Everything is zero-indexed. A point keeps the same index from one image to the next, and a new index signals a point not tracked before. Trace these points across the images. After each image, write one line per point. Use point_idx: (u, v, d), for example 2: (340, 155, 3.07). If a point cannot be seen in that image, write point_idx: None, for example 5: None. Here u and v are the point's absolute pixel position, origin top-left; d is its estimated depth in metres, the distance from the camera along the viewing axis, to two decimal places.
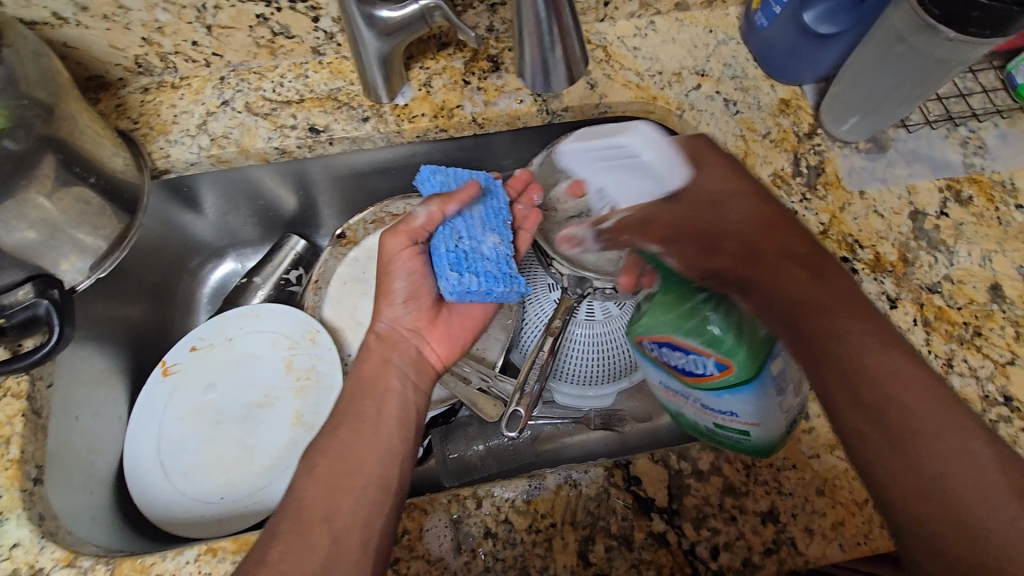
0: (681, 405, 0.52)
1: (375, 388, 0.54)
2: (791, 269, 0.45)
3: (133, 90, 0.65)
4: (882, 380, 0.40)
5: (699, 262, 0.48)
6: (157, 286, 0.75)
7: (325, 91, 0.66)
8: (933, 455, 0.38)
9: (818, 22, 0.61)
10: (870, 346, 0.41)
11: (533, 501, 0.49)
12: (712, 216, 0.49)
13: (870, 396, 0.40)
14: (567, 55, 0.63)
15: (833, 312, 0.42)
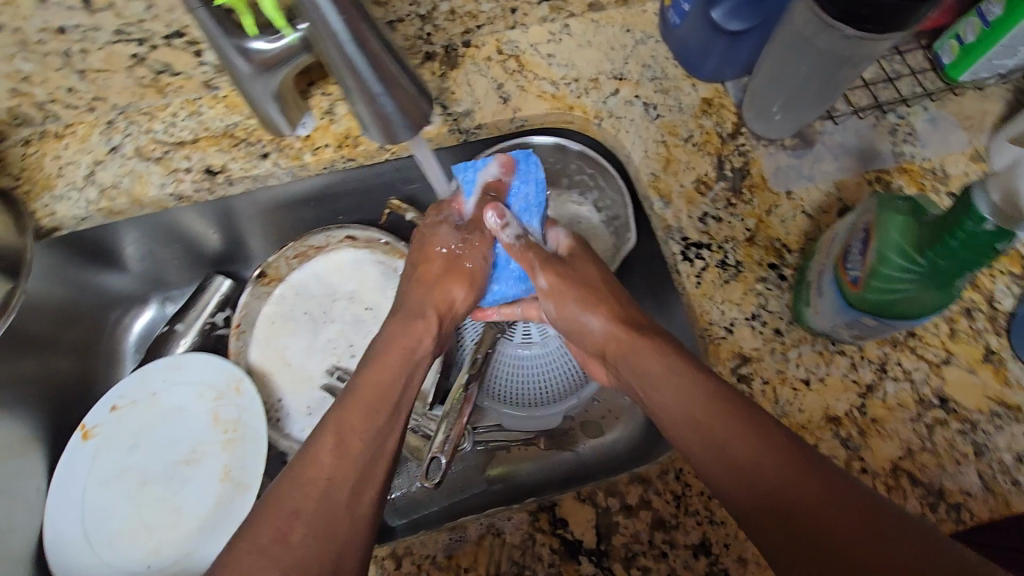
0: (826, 259, 0.51)
1: (388, 357, 0.50)
2: (716, 435, 0.41)
3: (13, 142, 0.61)
4: (795, 481, 0.37)
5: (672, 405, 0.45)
6: (75, 342, 0.71)
7: (220, 128, 0.62)
8: (779, 490, 0.37)
9: (727, 19, 0.58)
10: (707, 417, 0.42)
11: (455, 556, 0.47)
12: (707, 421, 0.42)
13: (738, 458, 0.40)
14: (403, 100, 0.52)
15: (702, 393, 0.43)
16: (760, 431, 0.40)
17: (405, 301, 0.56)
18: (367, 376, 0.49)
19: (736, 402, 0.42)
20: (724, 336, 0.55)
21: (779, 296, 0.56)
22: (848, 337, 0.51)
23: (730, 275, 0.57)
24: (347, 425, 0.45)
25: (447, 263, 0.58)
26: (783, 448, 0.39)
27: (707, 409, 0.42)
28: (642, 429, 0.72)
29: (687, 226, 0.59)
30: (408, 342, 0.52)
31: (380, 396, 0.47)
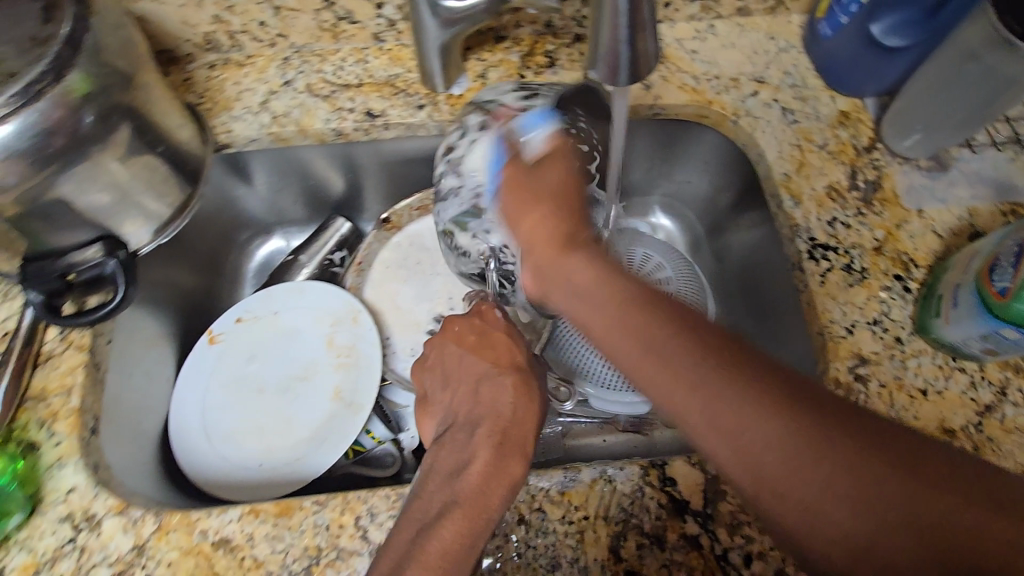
0: (962, 273, 0.53)
1: (465, 484, 0.43)
2: (779, 465, 0.34)
3: (201, 65, 0.67)
4: (889, 493, 0.33)
5: (715, 438, 0.36)
6: (210, 258, 0.77)
7: (383, 77, 0.67)
8: (917, 542, 0.32)
9: (886, 35, 0.60)
10: (798, 462, 0.34)
11: (567, 493, 0.50)
12: (757, 451, 0.35)
13: (767, 445, 0.35)
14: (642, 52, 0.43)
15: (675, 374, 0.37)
16: (814, 443, 0.34)
17: (459, 418, 0.49)
18: (434, 471, 0.45)
19: (835, 434, 0.34)
20: (843, 336, 0.56)
21: (902, 306, 0.57)
22: (978, 351, 0.52)
23: (855, 279, 0.58)
24: (428, 556, 0.40)
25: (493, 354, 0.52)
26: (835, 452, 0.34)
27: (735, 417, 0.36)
28: None
29: (816, 227, 0.61)
30: (514, 483, 0.44)
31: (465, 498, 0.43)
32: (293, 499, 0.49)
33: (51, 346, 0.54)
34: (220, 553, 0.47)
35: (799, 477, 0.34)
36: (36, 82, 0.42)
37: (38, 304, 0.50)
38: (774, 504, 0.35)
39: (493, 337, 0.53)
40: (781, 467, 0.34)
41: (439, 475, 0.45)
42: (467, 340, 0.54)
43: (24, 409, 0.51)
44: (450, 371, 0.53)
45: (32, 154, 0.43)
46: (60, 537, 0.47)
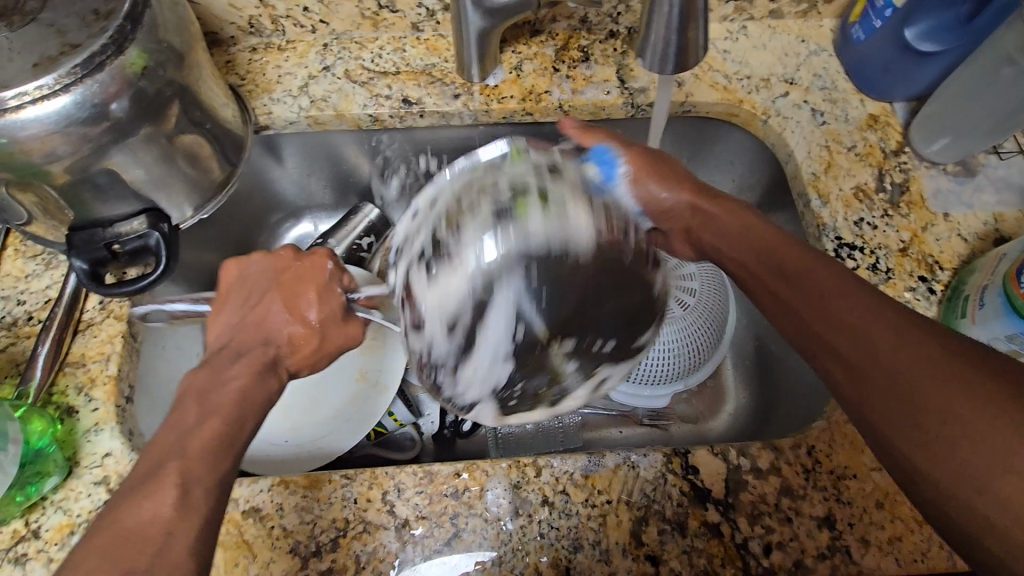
0: (988, 275, 0.53)
1: (178, 463, 0.37)
2: (881, 318, 0.40)
3: (242, 48, 0.69)
4: (949, 367, 0.37)
5: (793, 302, 0.44)
6: (239, 239, 0.78)
7: (420, 66, 0.69)
8: (942, 392, 0.36)
9: (920, 39, 0.61)
10: (899, 332, 0.39)
11: (590, 477, 0.50)
12: (830, 304, 0.42)
13: (859, 359, 0.40)
14: (691, 41, 0.45)
15: (833, 302, 0.42)
16: (896, 333, 0.39)
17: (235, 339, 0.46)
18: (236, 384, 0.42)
19: (896, 319, 0.40)
20: None
21: (926, 307, 0.58)
22: None
23: (880, 279, 0.59)
24: (158, 498, 0.35)
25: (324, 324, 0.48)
26: (929, 345, 0.38)
27: (878, 334, 0.39)
28: (742, 421, 0.74)
29: (843, 227, 0.62)
30: (242, 425, 0.40)
31: (219, 428, 0.39)
32: (321, 472, 0.50)
33: (91, 314, 0.55)
34: (250, 521, 0.48)
35: (892, 330, 0.39)
36: (98, 54, 0.44)
37: (82, 271, 0.51)
38: (836, 373, 0.41)
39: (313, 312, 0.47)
40: (845, 319, 0.41)
41: (175, 451, 0.38)
42: (306, 314, 0.47)
43: (64, 374, 0.52)
44: (247, 316, 0.47)
45: (89, 123, 0.44)
46: (95, 499, 0.48)
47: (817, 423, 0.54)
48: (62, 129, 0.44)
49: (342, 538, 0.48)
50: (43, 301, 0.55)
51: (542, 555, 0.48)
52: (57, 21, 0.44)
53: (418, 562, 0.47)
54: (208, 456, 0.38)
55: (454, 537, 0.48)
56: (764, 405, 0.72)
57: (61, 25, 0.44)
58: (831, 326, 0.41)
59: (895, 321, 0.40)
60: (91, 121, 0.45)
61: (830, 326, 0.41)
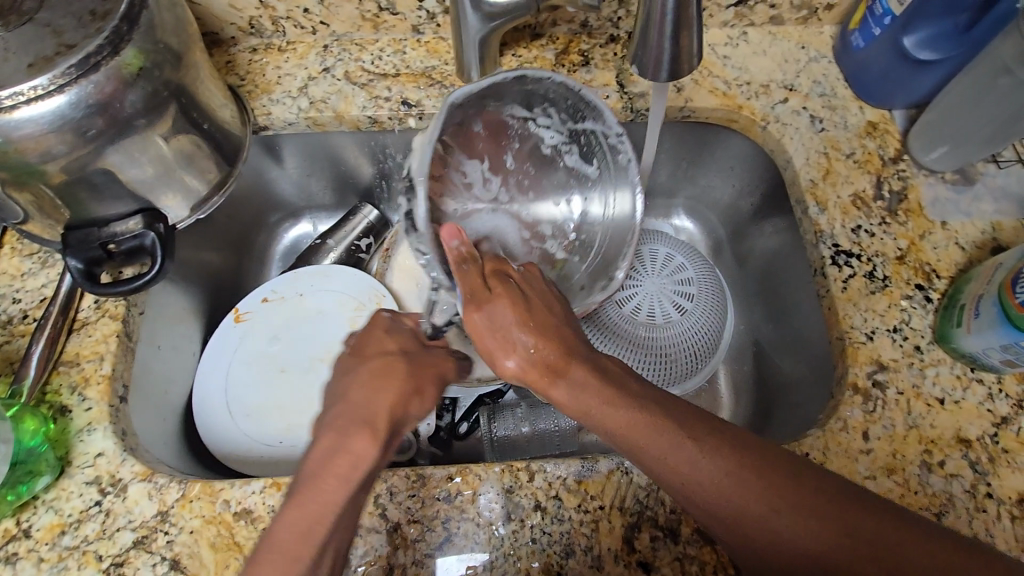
0: (987, 282, 0.53)
1: (305, 513, 0.39)
2: (784, 473, 0.40)
3: (242, 49, 0.69)
4: (861, 510, 0.39)
5: (681, 465, 0.41)
6: (237, 239, 0.78)
7: (419, 68, 0.69)
8: (890, 534, 0.38)
9: (919, 47, 0.61)
10: (789, 487, 0.40)
11: (584, 482, 0.50)
12: (753, 468, 0.41)
13: (774, 501, 0.40)
14: (686, 46, 0.44)
15: (692, 452, 0.41)
16: (780, 490, 0.40)
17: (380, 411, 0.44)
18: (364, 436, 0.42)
19: (739, 457, 0.41)
20: (863, 342, 0.56)
21: (922, 316, 0.58)
22: (997, 363, 0.52)
23: (877, 287, 0.59)
24: (288, 541, 0.38)
25: (381, 364, 0.46)
26: (801, 493, 0.39)
27: (739, 470, 0.41)
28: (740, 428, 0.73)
29: (840, 234, 0.62)
30: (358, 462, 0.41)
31: (340, 481, 0.41)
32: None
33: (86, 313, 0.55)
34: (241, 523, 0.48)
35: (761, 482, 0.40)
36: (95, 53, 0.44)
37: (78, 271, 0.51)
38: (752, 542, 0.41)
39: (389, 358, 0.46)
40: (762, 469, 0.40)
41: (293, 502, 0.40)
42: (389, 350, 0.47)
43: (57, 373, 0.52)
44: (368, 389, 0.44)
45: (85, 122, 0.45)
46: (87, 499, 0.48)
47: (811, 431, 0.54)
48: (58, 129, 0.44)
49: None
50: (39, 300, 0.55)
51: (534, 560, 0.48)
52: (55, 21, 0.45)
53: (409, 566, 0.47)
54: (342, 493, 0.40)
55: (446, 541, 0.48)
56: (761, 412, 0.72)
57: (58, 25, 0.44)
58: (753, 477, 0.40)
59: (792, 472, 0.41)
60: (87, 121, 0.45)
61: (753, 480, 0.40)
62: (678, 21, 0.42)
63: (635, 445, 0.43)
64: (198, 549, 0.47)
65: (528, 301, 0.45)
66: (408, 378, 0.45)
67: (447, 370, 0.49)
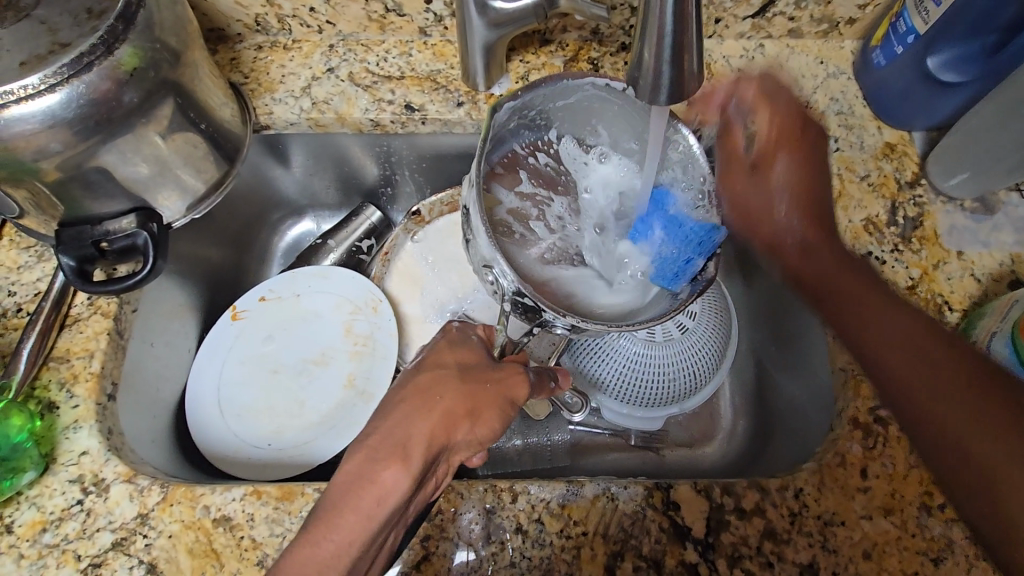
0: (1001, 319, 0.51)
1: (323, 544, 0.38)
2: (914, 337, 0.48)
3: (248, 46, 0.69)
4: (976, 405, 0.44)
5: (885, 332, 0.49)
6: (237, 235, 0.78)
7: (425, 71, 0.68)
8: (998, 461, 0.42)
9: (942, 69, 0.58)
10: (925, 367, 0.46)
11: (568, 506, 0.49)
12: (912, 339, 0.48)
13: (940, 370, 0.46)
14: (686, 73, 0.42)
15: (922, 335, 0.48)
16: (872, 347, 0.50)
17: (444, 431, 0.42)
18: (400, 451, 0.41)
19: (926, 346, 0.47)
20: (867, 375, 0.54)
21: None
22: None
23: None
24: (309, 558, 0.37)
25: (463, 389, 0.44)
26: (996, 406, 0.43)
27: (908, 338, 0.48)
28: (736, 452, 0.72)
29: None
30: (384, 496, 0.39)
31: (368, 504, 0.39)
32: (295, 484, 0.50)
33: (79, 309, 0.55)
34: (220, 530, 0.47)
35: (949, 356, 0.46)
36: (88, 53, 0.43)
37: (69, 269, 0.51)
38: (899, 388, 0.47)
39: (446, 378, 0.45)
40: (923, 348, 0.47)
41: (314, 531, 0.38)
42: (443, 364, 0.46)
43: (46, 369, 0.52)
44: (421, 409, 0.43)
45: (78, 121, 0.44)
46: (69, 497, 0.48)
47: (806, 465, 0.52)
48: (49, 129, 0.43)
49: None
50: (33, 294, 0.55)
51: None
52: (51, 18, 0.44)
53: None
54: (363, 527, 0.39)
55: (424, 561, 0.47)
56: (759, 437, 0.70)
57: (52, 22, 0.44)
58: (914, 341, 0.48)
59: (952, 357, 0.46)
60: (79, 121, 0.44)
61: (915, 341, 0.48)
62: (678, 43, 0.40)
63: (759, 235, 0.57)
64: (175, 554, 0.46)
65: (806, 176, 0.57)
66: (458, 403, 0.43)
67: (516, 393, 0.47)
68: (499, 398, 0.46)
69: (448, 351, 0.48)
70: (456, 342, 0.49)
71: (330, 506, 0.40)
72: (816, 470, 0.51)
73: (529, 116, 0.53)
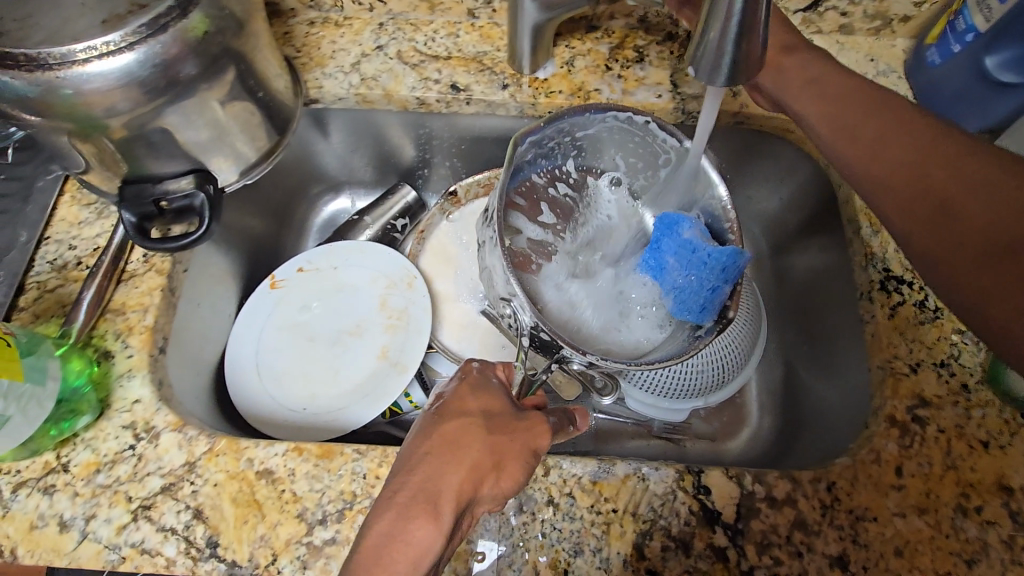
0: None
1: None
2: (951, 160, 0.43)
3: (301, 21, 0.70)
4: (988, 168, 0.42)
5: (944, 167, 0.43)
6: (279, 206, 0.80)
7: (472, 53, 0.69)
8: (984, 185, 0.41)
9: (1001, 69, 0.57)
10: (922, 150, 0.45)
11: (598, 483, 0.50)
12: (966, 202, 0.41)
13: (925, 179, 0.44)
14: None
15: (938, 155, 0.44)
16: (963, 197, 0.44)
17: (473, 488, 0.41)
18: (430, 508, 0.39)
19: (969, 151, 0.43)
20: (906, 374, 0.54)
21: (974, 352, 0.55)
22: None
23: (927, 317, 0.56)
24: None
25: (490, 442, 0.43)
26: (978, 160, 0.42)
27: (954, 161, 0.43)
28: (761, 448, 0.72)
29: (892, 258, 0.59)
30: (420, 557, 0.37)
31: (402, 567, 0.37)
32: (335, 444, 0.51)
33: (135, 266, 0.57)
34: (263, 482, 0.49)
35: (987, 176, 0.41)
36: (164, 16, 0.45)
37: (131, 225, 0.53)
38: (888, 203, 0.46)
39: (472, 431, 0.43)
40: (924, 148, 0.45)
41: None
42: (468, 413, 0.45)
43: (104, 320, 0.54)
44: (447, 463, 0.41)
45: (150, 81, 0.46)
46: (121, 442, 0.50)
47: (839, 459, 0.52)
48: (123, 86, 0.45)
49: (348, 510, 0.48)
50: (92, 248, 0.58)
51: (542, 555, 0.48)
52: None
53: None
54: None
55: None
56: (785, 434, 0.70)
57: None
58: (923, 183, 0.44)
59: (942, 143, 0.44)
60: (151, 80, 0.46)
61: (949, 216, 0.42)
62: (744, 25, 0.39)
63: (823, 135, 0.51)
64: (220, 503, 0.48)
65: (827, 87, 0.52)
66: (485, 454, 0.42)
67: (539, 443, 0.46)
68: (524, 450, 0.44)
69: (471, 401, 0.46)
70: (476, 390, 0.47)
71: (359, 566, 0.37)
72: (849, 465, 0.51)
73: (550, 146, 0.56)
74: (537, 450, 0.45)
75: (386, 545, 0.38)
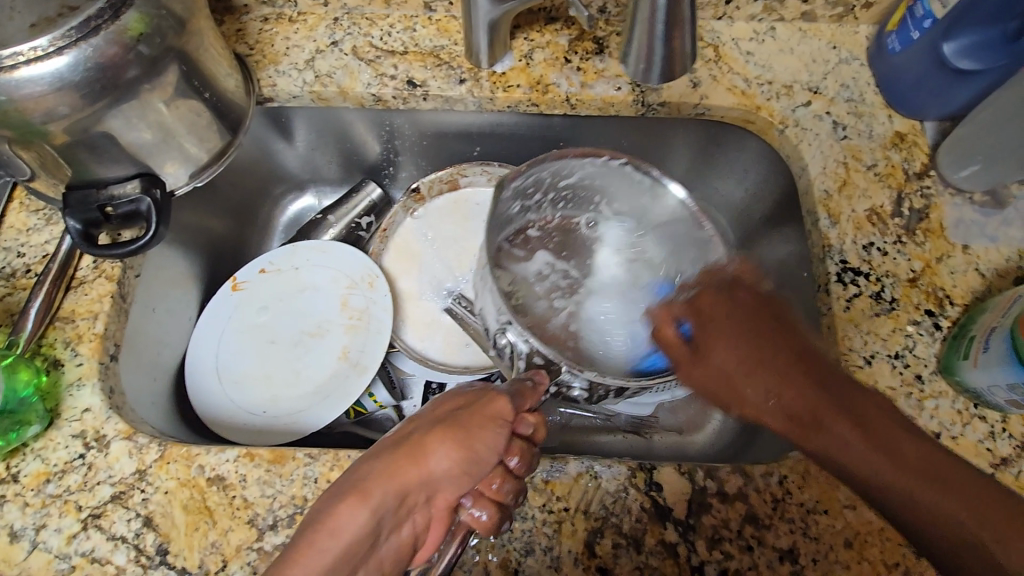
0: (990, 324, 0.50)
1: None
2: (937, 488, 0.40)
3: (254, 18, 0.69)
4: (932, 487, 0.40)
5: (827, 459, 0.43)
6: (241, 205, 0.79)
7: (429, 47, 0.68)
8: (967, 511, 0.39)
9: (959, 56, 0.56)
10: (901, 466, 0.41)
11: (550, 482, 0.50)
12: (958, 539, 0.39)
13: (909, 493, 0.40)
14: None
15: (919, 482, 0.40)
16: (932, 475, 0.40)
17: (417, 465, 0.41)
18: (365, 481, 0.40)
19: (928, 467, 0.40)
20: (860, 366, 0.54)
21: (928, 344, 0.55)
22: (1002, 402, 0.49)
23: (883, 309, 0.56)
24: None
25: (441, 422, 0.44)
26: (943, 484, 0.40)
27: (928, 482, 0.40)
28: (726, 440, 0.72)
29: (850, 250, 0.59)
30: (340, 529, 0.38)
31: (325, 539, 0.37)
32: (287, 448, 0.51)
33: (85, 272, 0.57)
34: (214, 489, 0.49)
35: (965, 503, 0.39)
36: (94, 17, 0.44)
37: (76, 232, 0.53)
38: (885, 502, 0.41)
39: (424, 421, 0.45)
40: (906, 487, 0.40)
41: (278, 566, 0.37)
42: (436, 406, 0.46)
43: (53, 328, 0.54)
44: (392, 447, 0.42)
45: (84, 85, 0.45)
46: (71, 451, 0.50)
47: (793, 452, 0.52)
48: (56, 92, 0.44)
49: (299, 515, 0.48)
50: (41, 255, 0.57)
51: (492, 555, 0.47)
52: None
53: None
54: (328, 562, 0.37)
55: None
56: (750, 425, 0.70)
57: None
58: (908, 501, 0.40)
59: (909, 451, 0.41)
60: (84, 84, 0.45)
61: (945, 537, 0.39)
62: None
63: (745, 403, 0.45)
64: (170, 510, 0.48)
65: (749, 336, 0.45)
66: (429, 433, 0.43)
67: (494, 411, 0.44)
68: (482, 423, 0.44)
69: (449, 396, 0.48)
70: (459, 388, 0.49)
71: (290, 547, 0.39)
72: (802, 458, 0.51)
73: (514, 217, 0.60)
74: (503, 428, 0.44)
75: (324, 516, 0.39)
